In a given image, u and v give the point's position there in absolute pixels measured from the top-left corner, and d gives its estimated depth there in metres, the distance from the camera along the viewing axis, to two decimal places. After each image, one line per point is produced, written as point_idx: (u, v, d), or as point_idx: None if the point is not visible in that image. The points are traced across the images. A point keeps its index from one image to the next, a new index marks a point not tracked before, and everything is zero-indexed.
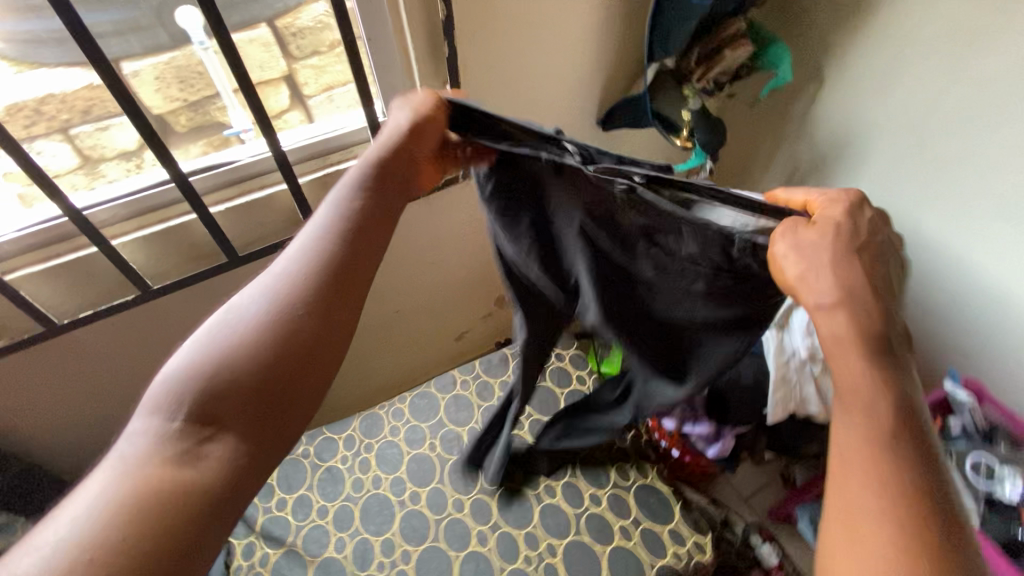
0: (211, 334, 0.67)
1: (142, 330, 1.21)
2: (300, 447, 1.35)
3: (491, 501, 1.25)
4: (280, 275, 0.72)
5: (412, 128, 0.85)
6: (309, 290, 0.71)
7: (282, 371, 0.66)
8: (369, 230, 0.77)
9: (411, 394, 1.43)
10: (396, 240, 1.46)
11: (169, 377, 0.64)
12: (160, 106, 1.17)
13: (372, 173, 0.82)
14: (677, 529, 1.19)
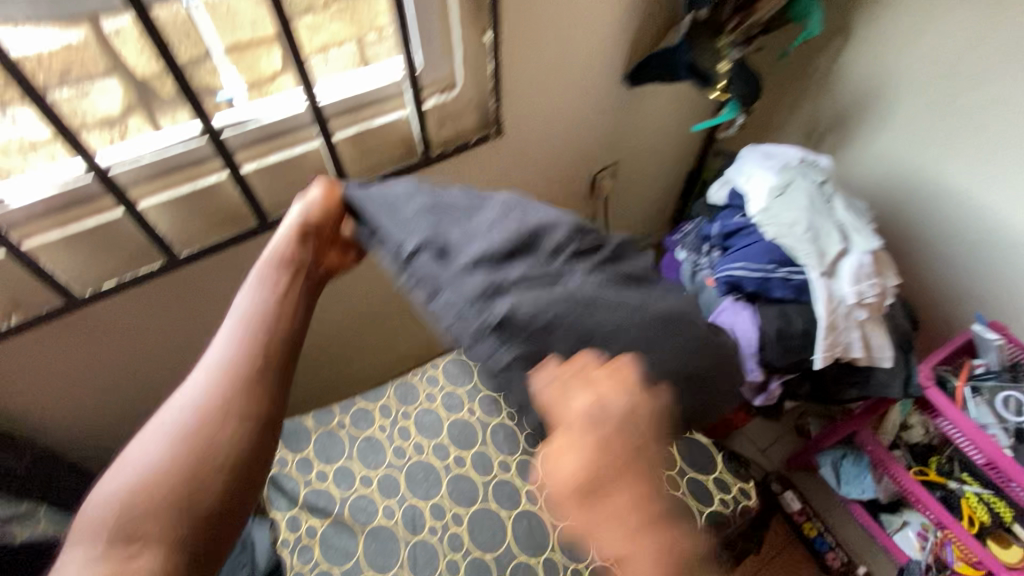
0: (134, 453, 0.61)
1: (165, 301, 1.14)
2: (334, 418, 1.31)
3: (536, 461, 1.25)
4: (201, 379, 0.67)
5: (303, 228, 0.83)
6: (232, 390, 0.66)
7: (211, 484, 0.61)
8: (280, 325, 0.73)
9: (444, 361, 1.40)
10: None
11: (92, 503, 0.58)
12: (144, 70, 0.87)
13: (276, 265, 0.79)
14: (722, 477, 1.21)
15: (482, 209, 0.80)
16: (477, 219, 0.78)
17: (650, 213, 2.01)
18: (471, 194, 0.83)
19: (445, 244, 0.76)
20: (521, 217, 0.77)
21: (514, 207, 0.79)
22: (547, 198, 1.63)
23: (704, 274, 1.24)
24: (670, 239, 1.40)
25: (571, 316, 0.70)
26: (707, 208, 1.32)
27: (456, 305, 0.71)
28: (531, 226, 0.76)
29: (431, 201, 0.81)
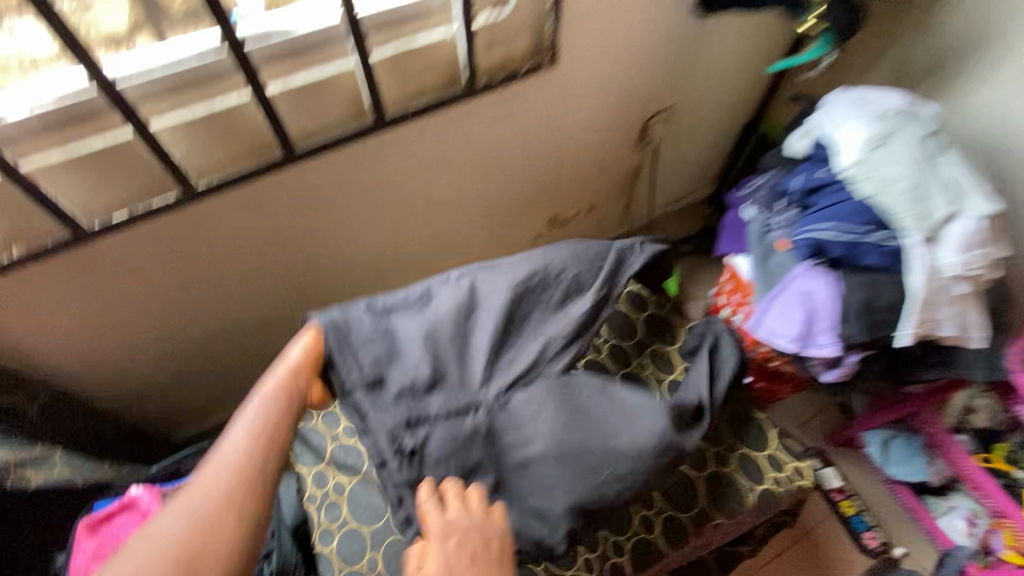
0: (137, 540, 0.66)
1: (180, 239, 1.03)
2: None
3: None
4: (202, 478, 0.71)
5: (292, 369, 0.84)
6: (226, 499, 0.70)
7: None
8: (275, 437, 0.77)
9: None
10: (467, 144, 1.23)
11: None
12: None
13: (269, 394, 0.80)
14: (775, 455, 1.13)
15: (419, 335, 0.92)
16: (406, 349, 0.92)
17: (698, 166, 1.84)
18: (400, 304, 0.95)
19: (380, 377, 0.90)
20: (444, 338, 0.92)
21: (438, 308, 0.94)
22: (593, 144, 1.47)
23: (776, 234, 1.11)
24: (734, 193, 1.25)
25: (476, 450, 0.90)
26: (782, 159, 1.17)
27: (379, 431, 0.89)
28: (445, 356, 0.92)
29: (360, 337, 0.91)
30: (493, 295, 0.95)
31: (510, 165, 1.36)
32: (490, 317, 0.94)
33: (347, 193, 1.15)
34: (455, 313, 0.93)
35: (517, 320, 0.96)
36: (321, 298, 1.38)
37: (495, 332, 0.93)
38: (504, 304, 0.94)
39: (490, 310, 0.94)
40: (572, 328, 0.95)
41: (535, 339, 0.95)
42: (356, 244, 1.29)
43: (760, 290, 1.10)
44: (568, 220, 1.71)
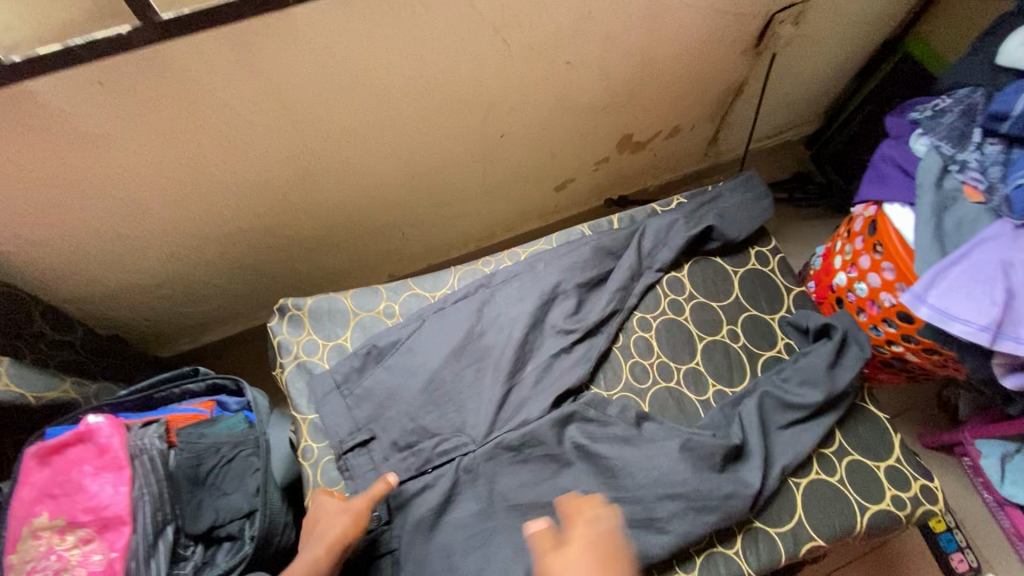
0: None
1: (151, 101, 0.78)
2: (378, 303, 0.97)
3: (643, 402, 0.90)
4: None
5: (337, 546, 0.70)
6: None
7: None
8: None
9: (527, 251, 1.01)
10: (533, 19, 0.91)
11: None
12: None
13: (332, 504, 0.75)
14: (898, 468, 0.87)
15: (420, 370, 0.88)
16: (404, 385, 0.87)
17: (810, 90, 1.48)
18: (404, 335, 0.90)
19: (373, 432, 0.85)
20: (443, 376, 0.88)
21: (442, 337, 0.90)
22: (700, 43, 1.13)
23: (970, 175, 0.78)
24: (896, 118, 0.90)
25: (469, 503, 0.80)
26: (988, 72, 0.82)
27: (366, 481, 0.82)
28: (445, 384, 0.87)
29: (359, 372, 0.89)
30: (504, 311, 0.93)
31: (591, 57, 1.04)
32: (499, 354, 0.89)
33: (377, 61, 0.86)
34: (455, 350, 0.89)
35: (525, 344, 0.90)
36: (337, 204, 1.12)
37: (502, 369, 0.88)
38: (512, 322, 0.91)
39: (493, 353, 0.90)
40: (576, 345, 0.91)
41: (534, 364, 0.89)
42: (384, 137, 1.02)
43: (932, 250, 0.78)
44: (642, 144, 1.39)
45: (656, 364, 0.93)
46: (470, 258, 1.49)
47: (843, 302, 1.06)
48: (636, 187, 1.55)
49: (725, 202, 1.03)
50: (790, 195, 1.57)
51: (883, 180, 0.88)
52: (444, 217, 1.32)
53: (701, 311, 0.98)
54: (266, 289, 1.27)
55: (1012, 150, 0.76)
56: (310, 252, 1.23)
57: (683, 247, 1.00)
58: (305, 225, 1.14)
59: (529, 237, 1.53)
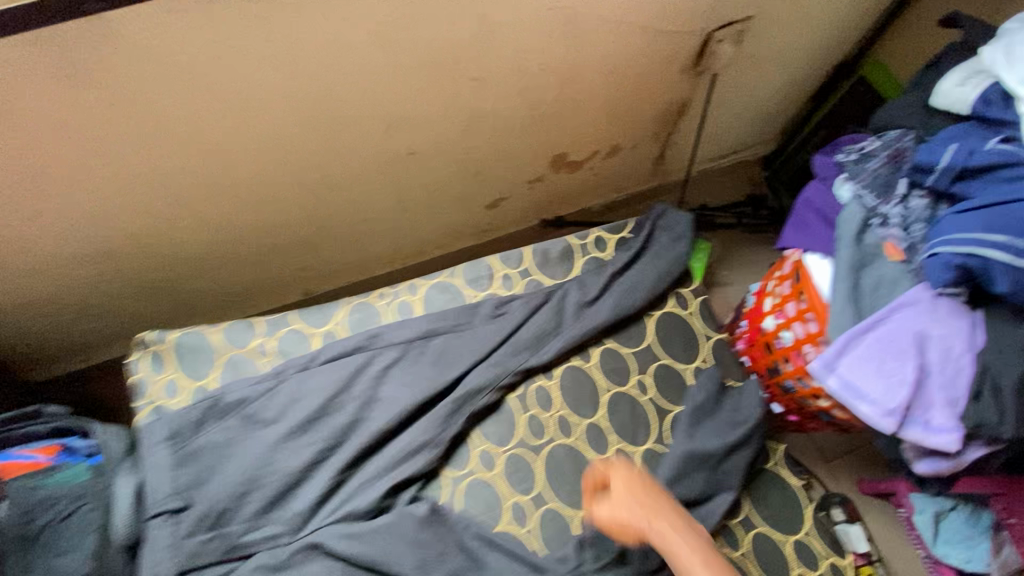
0: None
1: None
2: (254, 339, 0.87)
3: (535, 461, 0.82)
4: None
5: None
6: None
7: None
8: None
9: (426, 287, 0.93)
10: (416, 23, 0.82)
11: None
12: None
13: None
14: (806, 542, 0.80)
15: (265, 438, 0.79)
16: (237, 457, 0.79)
17: (762, 111, 1.40)
18: (253, 396, 0.82)
19: (190, 500, 0.75)
20: (279, 451, 0.79)
21: (291, 404, 0.82)
22: (629, 62, 1.05)
23: (891, 232, 0.70)
24: (823, 158, 0.82)
25: None
26: (917, 114, 0.74)
27: (161, 557, 0.72)
28: (277, 463, 0.78)
29: (196, 428, 0.80)
30: (377, 377, 0.84)
31: (500, 71, 0.95)
32: (358, 430, 0.81)
33: (240, 53, 0.79)
34: (301, 421, 0.80)
35: (391, 420, 0.81)
36: (227, 214, 1.03)
37: (346, 451, 0.79)
38: (374, 392, 0.83)
39: (351, 429, 0.81)
40: (450, 413, 0.82)
41: (395, 444, 0.80)
42: (269, 141, 0.94)
43: (846, 314, 0.69)
44: (579, 163, 1.30)
45: (554, 417, 0.85)
46: (396, 276, 1.39)
47: (771, 349, 0.99)
48: (578, 207, 1.46)
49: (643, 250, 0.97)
50: (742, 220, 1.48)
51: (807, 228, 0.80)
52: (359, 235, 1.22)
53: (611, 359, 0.89)
54: (159, 307, 1.17)
55: (938, 205, 0.67)
56: (205, 269, 1.13)
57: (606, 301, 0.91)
58: (192, 237, 1.04)
59: (463, 257, 1.43)
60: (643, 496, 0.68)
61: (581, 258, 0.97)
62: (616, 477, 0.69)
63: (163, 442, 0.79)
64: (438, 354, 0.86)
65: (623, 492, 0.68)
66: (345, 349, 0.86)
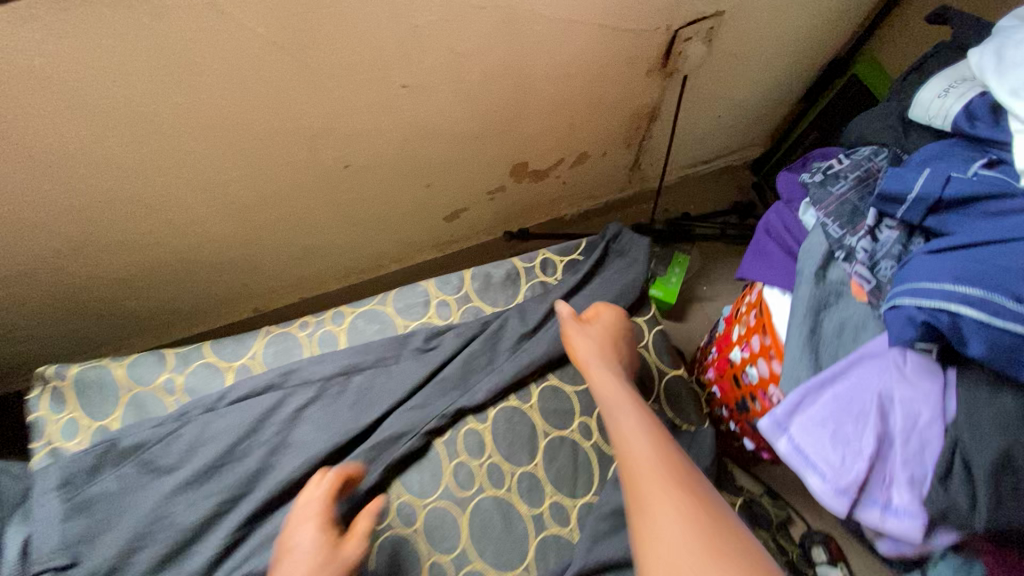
0: None
1: None
2: (162, 374, 0.80)
3: (460, 517, 0.73)
4: None
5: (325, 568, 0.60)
6: None
7: None
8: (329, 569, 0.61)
9: (354, 316, 0.85)
10: (326, 30, 0.73)
11: None
12: None
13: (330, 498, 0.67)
14: None
15: (164, 487, 0.74)
16: (130, 508, 0.73)
17: (746, 114, 1.28)
18: (153, 439, 0.77)
19: (77, 556, 0.69)
20: (176, 503, 0.73)
21: (193, 450, 0.76)
22: (584, 64, 0.95)
23: (857, 268, 0.60)
24: (788, 176, 0.72)
25: None
26: (895, 127, 0.64)
27: None
28: (172, 517, 0.72)
29: (88, 475, 0.74)
30: (288, 421, 0.78)
31: (435, 78, 0.86)
32: (265, 478, 0.75)
33: (121, 72, 0.69)
34: (203, 468, 0.75)
35: (300, 467, 0.74)
36: (149, 236, 0.96)
37: (247, 504, 0.73)
38: (285, 438, 0.77)
39: (257, 476, 0.75)
40: (369, 462, 0.74)
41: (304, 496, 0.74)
42: (180, 162, 0.85)
43: (803, 363, 0.61)
44: (544, 172, 1.21)
45: (485, 465, 0.76)
46: (352, 292, 1.30)
47: (738, 383, 0.90)
48: (548, 216, 1.37)
49: (591, 276, 0.88)
50: (727, 231, 1.36)
51: (766, 257, 0.70)
52: (304, 251, 1.14)
53: (552, 399, 0.81)
54: (91, 330, 1.10)
55: (911, 238, 0.58)
56: (136, 289, 1.06)
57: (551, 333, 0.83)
58: (113, 259, 0.97)
59: (424, 270, 1.34)
60: (610, 339, 0.76)
61: (526, 283, 0.89)
62: (607, 316, 0.79)
63: (50, 492, 0.72)
64: (358, 394, 0.79)
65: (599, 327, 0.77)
66: (256, 388, 0.79)
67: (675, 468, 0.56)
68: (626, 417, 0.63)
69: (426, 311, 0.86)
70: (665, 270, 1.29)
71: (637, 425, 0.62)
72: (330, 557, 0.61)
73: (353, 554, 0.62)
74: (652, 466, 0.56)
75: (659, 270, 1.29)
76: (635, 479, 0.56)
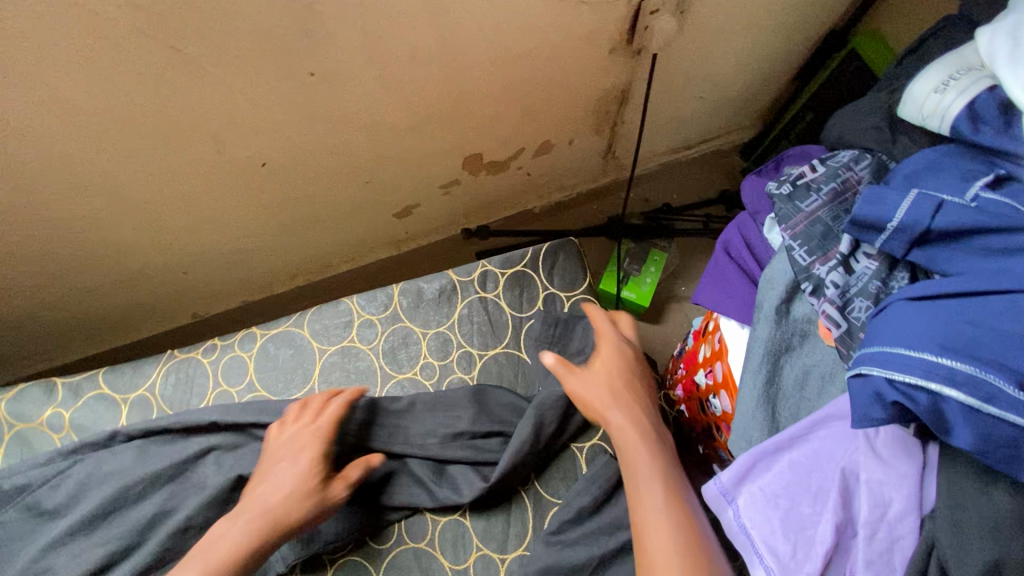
0: None
1: None
2: (49, 409, 0.73)
3: (373, 574, 0.65)
4: None
5: (308, 499, 0.60)
6: None
7: None
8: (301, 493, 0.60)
9: (265, 339, 0.76)
10: (203, 17, 0.61)
11: None
12: None
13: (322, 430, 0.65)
14: None
15: (49, 535, 0.64)
16: (11, 560, 0.64)
17: (731, 95, 1.15)
18: (37, 480, 0.66)
19: None
20: (57, 555, 0.63)
21: (84, 492, 0.66)
22: (531, 44, 0.82)
23: (824, 306, 0.47)
24: (754, 183, 0.60)
25: None
26: (881, 126, 0.52)
27: None
28: (52, 571, 0.62)
29: None
30: (192, 459, 0.68)
31: (350, 65, 0.74)
32: (165, 523, 0.65)
33: None
34: (92, 513, 0.65)
35: (202, 511, 0.65)
36: (48, 249, 0.86)
37: (139, 555, 0.63)
38: (186, 476, 0.68)
39: (155, 522, 0.65)
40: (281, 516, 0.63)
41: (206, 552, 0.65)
42: (60, 170, 0.74)
43: (755, 423, 0.51)
44: (503, 163, 1.09)
45: (404, 515, 0.68)
46: (302, 294, 1.20)
47: (701, 410, 0.77)
48: (515, 209, 1.25)
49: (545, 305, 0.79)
50: (709, 224, 1.24)
51: (724, 283, 0.60)
52: (236, 255, 1.03)
53: (489, 438, 0.71)
54: (8, 345, 1.02)
55: (893, 271, 0.46)
56: (51, 303, 0.97)
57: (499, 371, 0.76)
58: (12, 275, 0.88)
59: (381, 269, 1.23)
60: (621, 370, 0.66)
61: (462, 300, 0.78)
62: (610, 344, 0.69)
63: None
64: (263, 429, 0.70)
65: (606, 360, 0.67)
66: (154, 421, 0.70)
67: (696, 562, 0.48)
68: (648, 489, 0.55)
69: (347, 333, 0.77)
70: (639, 269, 1.18)
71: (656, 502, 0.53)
72: (314, 493, 0.60)
73: (337, 496, 0.61)
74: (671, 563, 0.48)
75: (633, 269, 1.17)
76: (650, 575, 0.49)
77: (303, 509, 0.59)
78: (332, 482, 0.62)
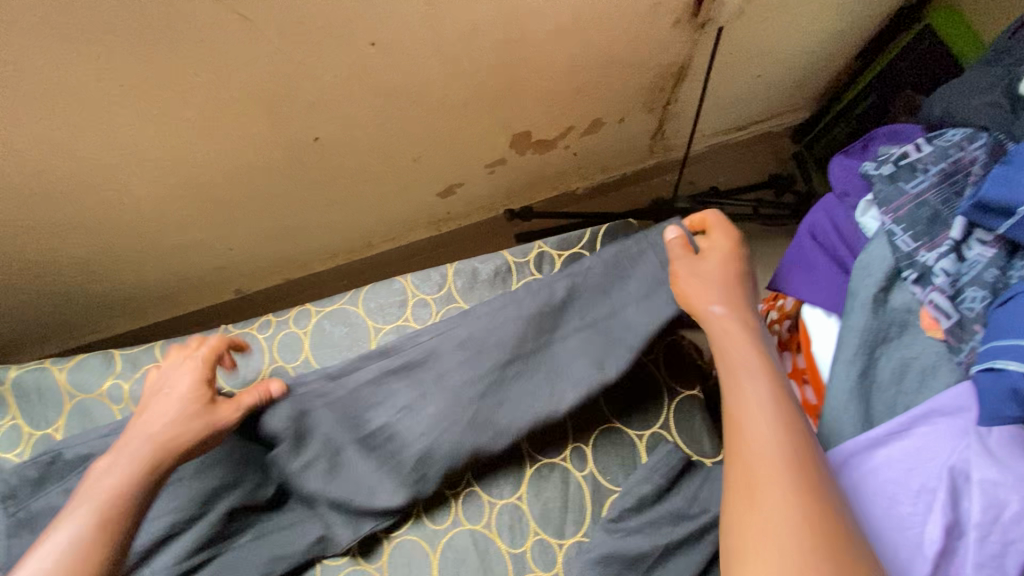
0: None
1: None
2: (109, 378, 0.73)
3: (430, 554, 0.65)
4: None
5: (192, 414, 0.59)
6: None
7: None
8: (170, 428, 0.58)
9: (320, 317, 0.76)
10: None
11: None
12: None
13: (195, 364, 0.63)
14: None
15: None
16: None
17: (790, 73, 1.09)
18: (98, 450, 0.67)
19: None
20: None
21: None
22: (593, 16, 0.78)
23: (931, 295, 0.46)
24: (843, 164, 0.57)
25: None
26: (1000, 106, 0.49)
27: None
28: None
29: (33, 488, 0.66)
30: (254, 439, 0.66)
31: (407, 36, 0.72)
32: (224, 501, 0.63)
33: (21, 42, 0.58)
34: None
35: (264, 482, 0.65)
36: (104, 221, 0.86)
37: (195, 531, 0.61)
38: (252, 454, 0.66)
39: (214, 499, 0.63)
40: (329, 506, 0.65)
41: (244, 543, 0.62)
42: (116, 141, 0.74)
43: (848, 417, 0.48)
44: (550, 141, 1.05)
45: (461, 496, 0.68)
46: (341, 272, 1.19)
47: None
48: (557, 189, 1.21)
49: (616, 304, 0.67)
50: (760, 209, 1.19)
51: (809, 269, 0.56)
52: (280, 231, 1.03)
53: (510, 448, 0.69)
54: (61, 315, 1.03)
55: (1011, 258, 0.44)
56: (101, 274, 0.98)
57: (551, 282, 0.69)
58: (67, 246, 0.88)
59: (420, 250, 1.22)
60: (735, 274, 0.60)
61: (517, 281, 0.76)
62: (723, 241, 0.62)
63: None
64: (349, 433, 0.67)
65: (717, 258, 0.61)
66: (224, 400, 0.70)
67: (806, 475, 0.43)
68: (751, 395, 0.49)
69: (402, 314, 0.75)
70: None
71: (759, 418, 0.47)
72: (197, 415, 0.59)
73: (225, 416, 0.61)
74: (769, 458, 0.44)
75: None
76: (749, 484, 0.44)
77: (189, 430, 0.58)
78: (218, 403, 0.62)
